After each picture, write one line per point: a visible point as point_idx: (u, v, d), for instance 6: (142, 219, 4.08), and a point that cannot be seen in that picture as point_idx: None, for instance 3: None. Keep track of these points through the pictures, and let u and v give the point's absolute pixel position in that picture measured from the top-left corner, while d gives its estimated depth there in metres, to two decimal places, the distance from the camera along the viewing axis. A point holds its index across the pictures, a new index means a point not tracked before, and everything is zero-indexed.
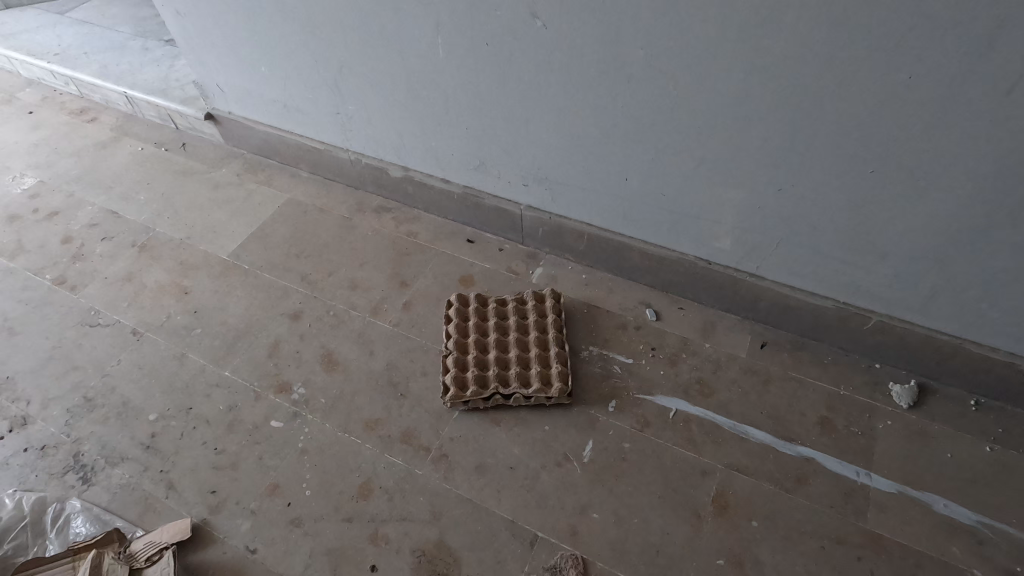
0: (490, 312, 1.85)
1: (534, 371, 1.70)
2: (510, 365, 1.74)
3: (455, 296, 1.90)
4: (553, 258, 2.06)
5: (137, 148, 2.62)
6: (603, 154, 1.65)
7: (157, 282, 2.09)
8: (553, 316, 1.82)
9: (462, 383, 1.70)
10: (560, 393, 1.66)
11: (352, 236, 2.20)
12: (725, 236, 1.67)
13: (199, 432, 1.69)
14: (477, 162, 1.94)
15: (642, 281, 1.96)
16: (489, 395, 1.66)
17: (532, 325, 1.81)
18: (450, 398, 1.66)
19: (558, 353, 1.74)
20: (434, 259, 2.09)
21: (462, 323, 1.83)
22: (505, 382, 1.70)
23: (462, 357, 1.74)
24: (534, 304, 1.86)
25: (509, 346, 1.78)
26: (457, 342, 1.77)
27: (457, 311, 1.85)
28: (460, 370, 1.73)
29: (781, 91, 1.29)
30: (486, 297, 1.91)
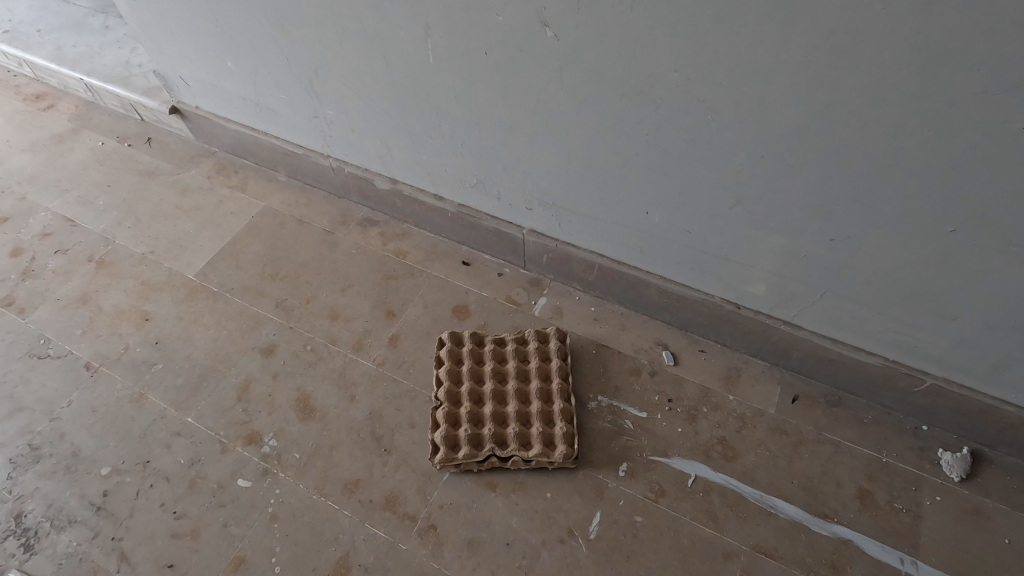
0: (486, 355, 1.64)
1: (535, 429, 1.50)
2: (508, 421, 1.53)
3: (448, 334, 1.68)
4: (559, 287, 1.83)
5: (98, 142, 2.36)
6: (621, 184, 1.41)
7: (116, 306, 1.87)
8: (558, 361, 1.61)
9: (453, 442, 1.50)
10: (565, 457, 1.46)
11: (334, 254, 1.96)
12: (759, 281, 1.44)
13: (157, 491, 1.50)
14: (473, 180, 1.69)
15: (659, 317, 1.74)
16: (483, 458, 1.47)
17: (534, 372, 1.60)
18: (440, 460, 1.46)
19: (563, 407, 1.53)
20: (425, 284, 1.86)
21: (454, 368, 1.61)
22: (501, 441, 1.50)
23: (454, 411, 1.54)
24: (536, 346, 1.64)
25: (508, 397, 1.57)
26: (449, 391, 1.57)
27: (449, 353, 1.64)
28: (451, 425, 1.53)
29: (848, 131, 1.04)
30: (483, 335, 1.70)
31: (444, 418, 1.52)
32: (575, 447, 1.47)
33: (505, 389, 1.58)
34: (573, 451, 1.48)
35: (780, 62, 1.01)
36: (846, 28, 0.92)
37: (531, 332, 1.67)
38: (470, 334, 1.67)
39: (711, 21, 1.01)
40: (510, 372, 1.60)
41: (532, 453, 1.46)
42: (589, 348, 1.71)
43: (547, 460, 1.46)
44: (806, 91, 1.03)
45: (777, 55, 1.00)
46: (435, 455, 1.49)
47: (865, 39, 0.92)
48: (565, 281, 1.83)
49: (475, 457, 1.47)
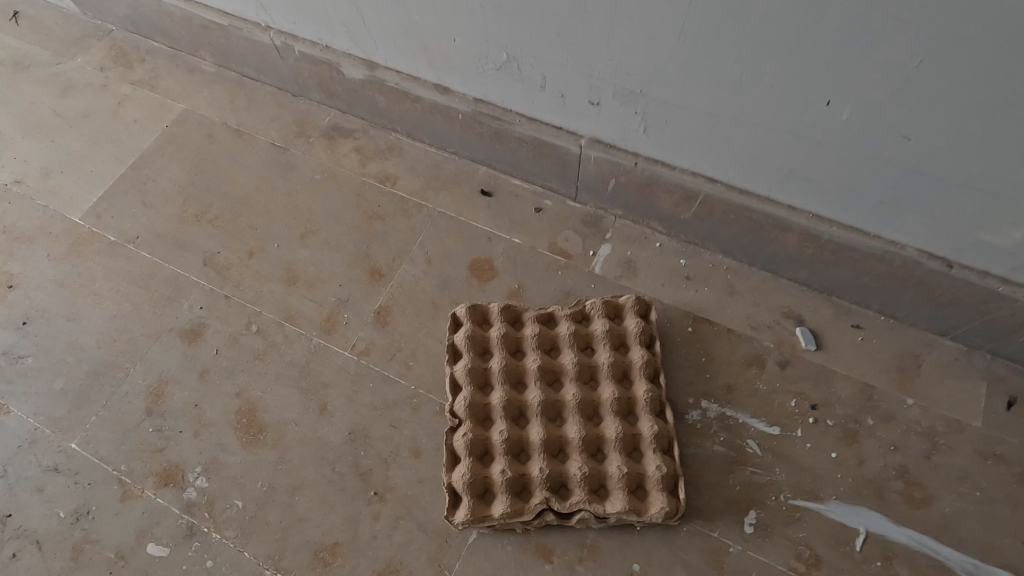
0: (527, 342, 1.05)
1: (612, 467, 0.94)
2: (568, 451, 0.97)
3: (466, 309, 1.08)
4: (628, 229, 1.22)
5: None
6: (801, 31, 0.75)
7: None
8: (643, 353, 1.02)
9: (483, 487, 0.95)
10: (666, 515, 0.91)
11: (288, 182, 1.32)
12: (1014, 225, 0.83)
13: (23, 566, 0.97)
14: (502, 57, 1.03)
15: (788, 274, 1.14)
16: (532, 514, 0.92)
17: (604, 370, 1.01)
18: (463, 518, 0.92)
19: (656, 429, 0.95)
20: (425, 228, 1.25)
21: (479, 365, 1.03)
22: (559, 485, 0.95)
23: (482, 436, 0.97)
24: (606, 328, 1.04)
25: (566, 411, 0.99)
26: (472, 404, 0.99)
27: (469, 341, 1.05)
28: (479, 459, 0.97)
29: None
30: (520, 309, 1.10)
31: (466, 449, 0.96)
32: (682, 496, 0.92)
33: (560, 399, 1.00)
34: (677, 502, 0.92)
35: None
36: None
37: (596, 304, 1.07)
38: (502, 310, 1.07)
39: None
40: (568, 371, 1.02)
41: (613, 507, 0.91)
42: (683, 325, 1.12)
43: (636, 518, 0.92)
44: None
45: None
46: (455, 508, 0.94)
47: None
48: (640, 217, 1.21)
49: (519, 514, 0.92)
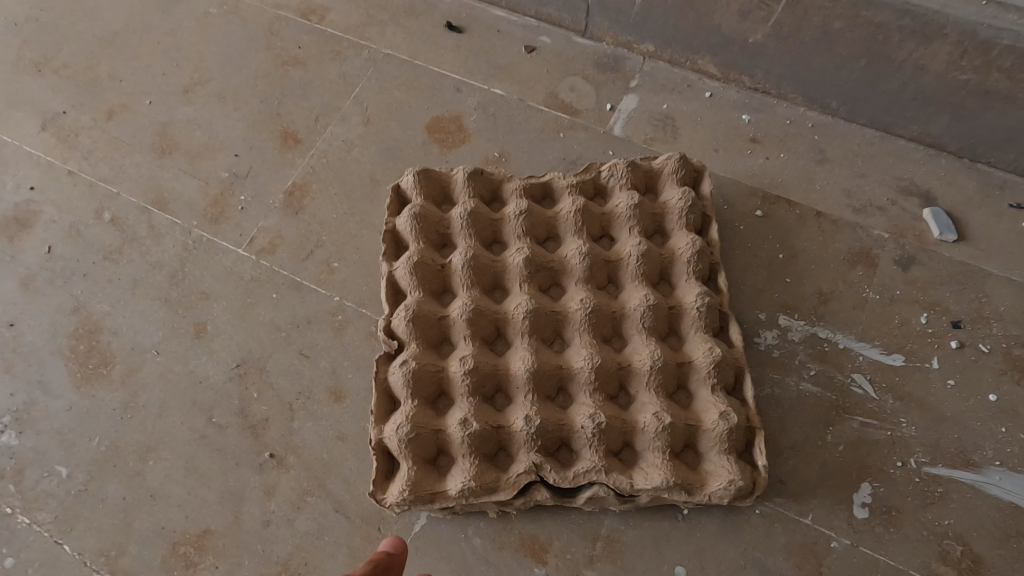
0: (509, 225, 0.66)
1: (644, 416, 0.57)
2: (571, 391, 0.60)
3: (413, 175, 0.68)
4: (663, 73, 0.82)
5: None
6: None
7: None
8: (694, 239, 0.63)
9: (433, 449, 0.58)
10: (736, 494, 0.55)
11: (170, 16, 0.92)
12: None
13: None
14: None
15: (910, 128, 0.74)
16: (512, 492, 0.56)
17: (631, 266, 0.63)
18: (399, 499, 0.56)
19: (718, 356, 0.58)
20: (364, 76, 0.85)
21: (431, 260, 0.65)
22: (557, 444, 0.58)
23: (432, 368, 0.60)
24: (634, 201, 0.65)
25: (569, 330, 0.62)
26: (417, 318, 0.61)
27: (415, 223, 0.66)
28: (427, 405, 0.60)
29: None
30: (498, 177, 0.70)
31: (406, 389, 0.59)
32: (761, 464, 0.57)
33: (559, 310, 0.62)
34: (751, 472, 0.57)
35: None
36: None
37: (618, 167, 0.67)
38: (469, 177, 0.68)
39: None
40: (573, 268, 0.63)
41: (647, 480, 0.55)
42: (747, 207, 0.74)
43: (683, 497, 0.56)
44: None
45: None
46: (388, 481, 0.58)
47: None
48: (683, 51, 0.81)
49: (491, 491, 0.56)
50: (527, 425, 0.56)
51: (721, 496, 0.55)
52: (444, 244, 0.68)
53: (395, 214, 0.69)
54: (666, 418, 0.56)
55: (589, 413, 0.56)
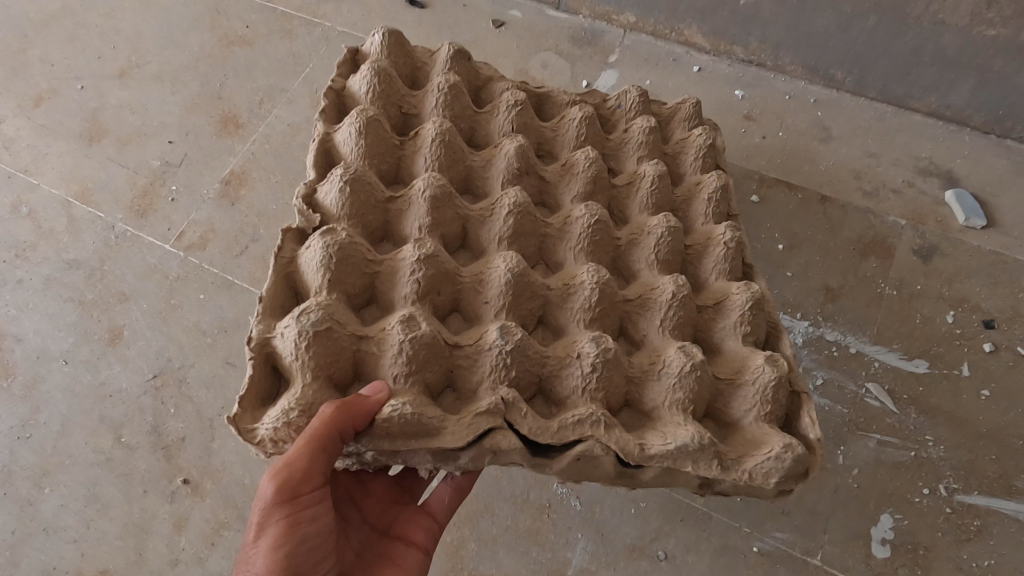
0: (495, 121, 0.51)
1: (669, 354, 0.41)
2: (559, 322, 0.43)
3: (381, 35, 0.53)
4: (646, 47, 0.73)
5: None
6: None
7: None
8: (722, 173, 0.50)
9: (346, 368, 0.39)
10: (785, 475, 0.38)
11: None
12: None
13: None
14: None
15: (927, 100, 0.65)
16: (462, 441, 0.37)
17: (645, 186, 0.49)
18: (278, 423, 0.36)
19: (757, 296, 0.44)
20: (316, 55, 0.77)
21: (386, 128, 0.48)
22: (534, 386, 0.40)
23: (364, 257, 0.42)
24: (651, 127, 0.52)
25: (560, 244, 0.46)
26: (354, 183, 0.44)
27: (373, 85, 0.50)
28: (348, 309, 0.41)
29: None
30: (484, 78, 0.56)
31: (322, 274, 0.40)
32: (814, 439, 0.40)
33: (552, 222, 0.46)
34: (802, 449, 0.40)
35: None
36: None
37: (629, 95, 0.55)
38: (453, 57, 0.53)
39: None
40: (571, 177, 0.49)
41: (668, 439, 0.38)
42: (740, 190, 0.64)
43: (711, 475, 0.38)
44: None
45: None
46: (266, 410, 0.38)
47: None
48: (668, 20, 0.73)
49: (430, 435, 0.37)
50: (505, 340, 0.39)
51: (764, 476, 0.38)
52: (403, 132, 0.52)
53: (346, 77, 0.53)
54: (697, 355, 0.40)
55: (593, 337, 0.40)
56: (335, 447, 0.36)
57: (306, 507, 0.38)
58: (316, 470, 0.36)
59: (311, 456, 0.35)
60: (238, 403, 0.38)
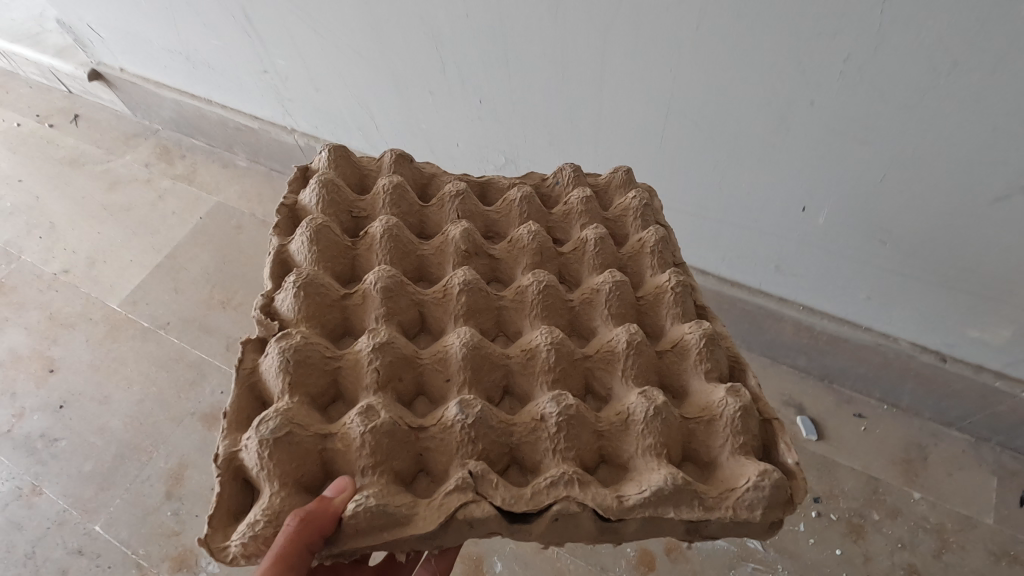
0: (444, 214, 0.72)
1: (631, 400, 0.55)
2: (521, 388, 0.59)
3: (328, 152, 0.75)
4: None
5: (10, 123, 1.81)
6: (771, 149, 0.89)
7: (9, 351, 1.35)
8: (657, 230, 0.70)
9: (313, 465, 0.52)
10: (771, 500, 0.51)
11: None
12: (993, 323, 0.91)
13: None
14: (504, 159, 1.17)
15: (788, 360, 1.15)
16: (435, 522, 0.48)
17: (589, 248, 0.68)
18: (244, 538, 0.47)
19: (707, 334, 0.61)
20: None
21: (339, 234, 0.67)
22: (499, 445, 0.54)
23: (323, 356, 0.57)
24: (585, 196, 0.73)
25: (515, 313, 0.64)
26: (306, 290, 0.61)
27: (321, 195, 0.70)
28: (315, 404, 0.56)
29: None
30: (427, 175, 0.78)
31: (283, 376, 0.55)
32: (792, 462, 0.54)
33: (505, 299, 0.64)
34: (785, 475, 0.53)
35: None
36: None
37: (563, 173, 0.76)
38: (393, 162, 0.75)
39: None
40: (517, 258, 0.68)
41: (645, 488, 0.50)
42: None
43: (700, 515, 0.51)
44: None
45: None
46: (234, 528, 0.49)
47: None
48: None
49: (401, 524, 0.49)
50: (463, 414, 0.52)
51: (754, 506, 0.50)
52: (353, 231, 0.71)
53: (297, 192, 0.74)
54: (657, 399, 0.55)
55: (552, 399, 0.55)
56: (300, 564, 0.46)
57: None
58: None
59: (281, 567, 0.45)
60: (210, 523, 0.49)
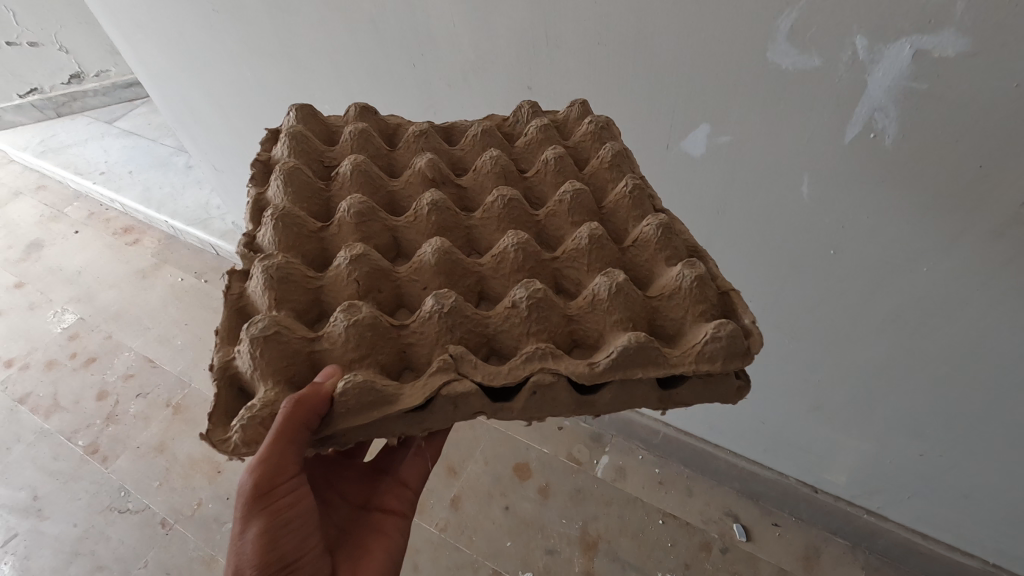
0: (412, 154, 0.87)
1: (595, 283, 0.68)
2: (492, 293, 0.74)
3: (294, 110, 0.92)
4: (620, 444, 1.72)
5: (176, 278, 2.51)
6: None
7: (189, 455, 1.94)
8: (614, 146, 0.81)
9: (302, 365, 0.67)
10: (728, 350, 0.63)
11: None
12: (840, 473, 1.36)
13: None
14: None
15: (728, 480, 1.61)
16: (419, 397, 0.62)
17: (550, 167, 0.81)
18: (242, 426, 0.62)
19: (663, 224, 0.73)
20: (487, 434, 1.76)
21: (311, 179, 0.83)
22: (474, 333, 0.67)
23: (304, 277, 0.72)
24: (543, 125, 0.86)
25: (484, 230, 0.78)
26: (284, 224, 0.75)
27: (290, 145, 0.86)
28: (302, 319, 0.71)
29: (1003, 343, 0.86)
30: (393, 126, 0.96)
31: (266, 294, 0.69)
32: (750, 323, 0.65)
33: (475, 219, 0.79)
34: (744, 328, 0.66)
35: (941, 261, 0.81)
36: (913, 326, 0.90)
37: (522, 110, 0.91)
38: (357, 114, 0.92)
39: (856, 105, 0.74)
40: (481, 180, 0.82)
41: (613, 354, 0.63)
42: (654, 515, 1.58)
43: (664, 370, 0.63)
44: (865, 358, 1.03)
45: (926, 239, 0.80)
46: (230, 424, 0.65)
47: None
48: (625, 439, 1.73)
49: (390, 401, 0.63)
50: (440, 303, 0.66)
51: (713, 357, 0.63)
52: (324, 175, 0.87)
53: (268, 153, 0.91)
54: (620, 279, 0.67)
55: (524, 288, 0.67)
56: (298, 437, 0.62)
57: (284, 498, 0.71)
58: (287, 464, 0.66)
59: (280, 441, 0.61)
60: (211, 423, 0.65)
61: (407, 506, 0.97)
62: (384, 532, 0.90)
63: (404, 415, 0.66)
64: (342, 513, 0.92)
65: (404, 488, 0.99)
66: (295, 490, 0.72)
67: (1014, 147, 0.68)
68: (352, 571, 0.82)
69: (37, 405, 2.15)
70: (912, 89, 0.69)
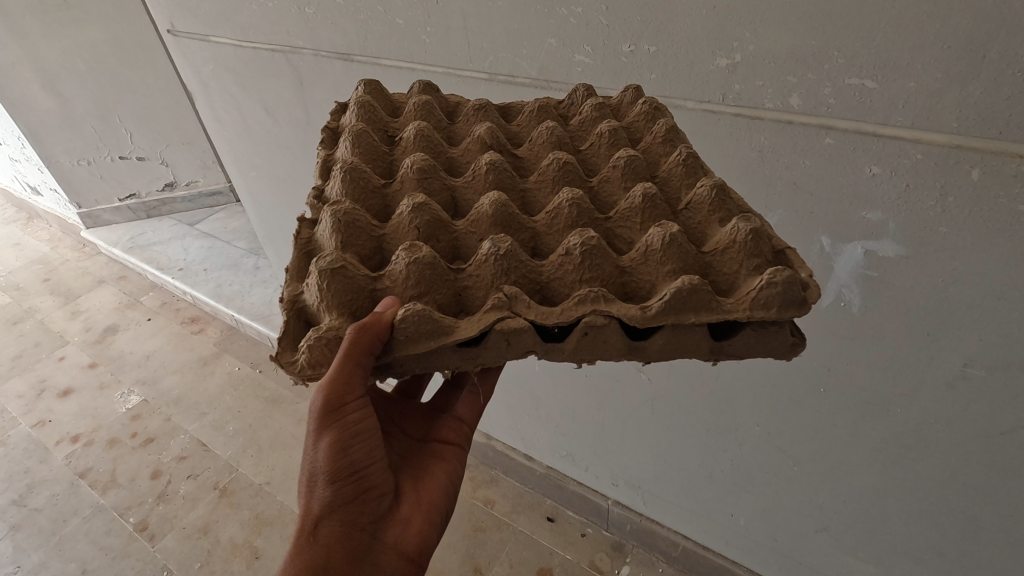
0: (472, 126, 0.91)
1: (649, 234, 0.69)
2: (547, 244, 0.75)
3: (362, 85, 0.97)
4: (641, 555, 1.78)
5: (234, 367, 2.76)
6: (708, 486, 1.50)
7: (230, 539, 2.06)
8: (666, 122, 0.83)
9: (364, 302, 0.70)
10: (784, 298, 0.62)
11: None
12: None
13: None
14: (563, 452, 1.82)
15: None
16: (475, 329, 0.65)
17: (603, 139, 0.82)
18: (309, 348, 0.66)
19: (717, 184, 0.73)
20: (513, 539, 1.86)
21: (377, 143, 0.87)
22: (528, 279, 0.69)
23: (368, 225, 0.76)
24: (597, 104, 0.88)
25: (539, 193, 0.80)
26: (352, 176, 0.80)
27: (358, 113, 0.91)
28: (365, 261, 0.75)
29: (975, 477, 1.00)
30: (454, 104, 1.00)
31: (333, 237, 0.73)
32: (809, 277, 0.64)
33: (530, 183, 0.81)
34: (802, 280, 0.65)
35: (909, 403, 0.99)
36: (902, 454, 1.06)
37: (577, 92, 0.94)
38: (420, 89, 0.97)
39: (827, 283, 0.97)
40: (538, 151, 0.85)
41: (663, 302, 0.63)
42: None
43: (719, 317, 0.63)
44: (868, 483, 1.16)
45: (894, 385, 0.99)
46: (297, 348, 0.70)
47: (1012, 383, 0.87)
48: (645, 552, 1.78)
49: (448, 333, 0.66)
50: (496, 247, 0.69)
51: (769, 304, 0.62)
52: (388, 143, 0.91)
53: (335, 124, 0.97)
54: (672, 230, 0.67)
55: (578, 236, 0.68)
56: (364, 360, 0.64)
57: (352, 422, 0.76)
58: (356, 388, 0.69)
59: (347, 364, 0.64)
60: (279, 348, 0.69)
61: (464, 438, 1.05)
62: (445, 459, 0.99)
63: (459, 348, 0.69)
64: (403, 443, 1.02)
65: (461, 423, 1.06)
66: (362, 410, 0.76)
67: (949, 327, 0.89)
68: (415, 489, 0.91)
69: (96, 480, 2.32)
70: (867, 274, 0.92)
